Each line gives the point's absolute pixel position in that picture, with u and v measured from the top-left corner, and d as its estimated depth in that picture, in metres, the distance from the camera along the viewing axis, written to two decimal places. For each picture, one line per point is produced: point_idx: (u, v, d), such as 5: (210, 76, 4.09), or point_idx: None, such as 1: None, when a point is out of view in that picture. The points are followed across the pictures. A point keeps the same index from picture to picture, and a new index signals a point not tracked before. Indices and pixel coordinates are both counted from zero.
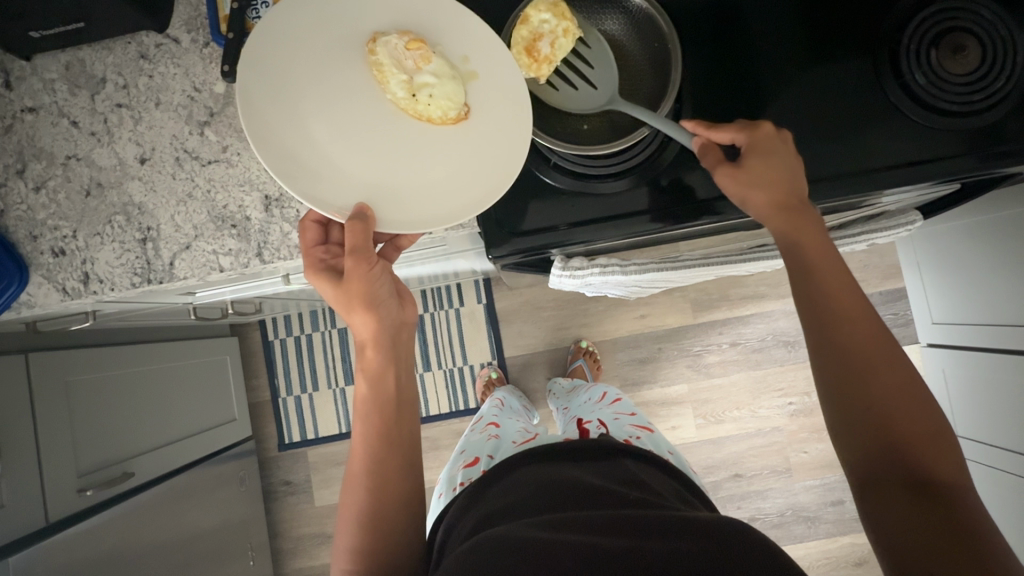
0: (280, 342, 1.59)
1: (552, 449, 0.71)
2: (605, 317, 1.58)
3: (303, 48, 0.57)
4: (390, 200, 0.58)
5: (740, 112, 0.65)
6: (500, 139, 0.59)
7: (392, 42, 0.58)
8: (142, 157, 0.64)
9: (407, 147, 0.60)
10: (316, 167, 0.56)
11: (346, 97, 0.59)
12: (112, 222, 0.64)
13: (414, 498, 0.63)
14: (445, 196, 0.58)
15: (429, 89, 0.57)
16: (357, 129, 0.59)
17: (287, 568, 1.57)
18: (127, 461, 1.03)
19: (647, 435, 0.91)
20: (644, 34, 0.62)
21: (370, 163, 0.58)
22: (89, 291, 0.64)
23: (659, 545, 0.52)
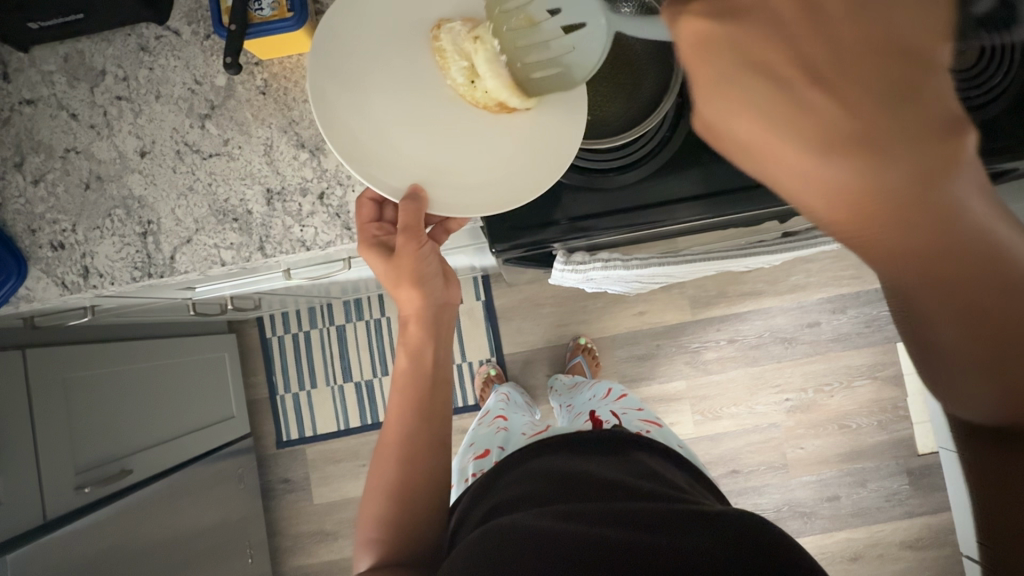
0: (278, 339, 1.58)
1: (564, 439, 0.71)
2: (603, 314, 1.59)
3: (367, 39, 0.57)
4: (447, 190, 0.58)
5: None
6: (545, 140, 0.58)
7: (456, 29, 0.57)
8: (142, 150, 0.63)
9: (462, 135, 0.59)
10: (384, 155, 0.57)
11: (412, 82, 0.59)
12: (112, 216, 0.63)
13: (437, 482, 0.64)
14: (489, 193, 0.58)
15: (486, 79, 0.56)
16: (417, 115, 0.59)
17: (286, 566, 1.56)
18: (126, 458, 1.03)
19: (656, 428, 0.91)
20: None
21: (429, 151, 0.58)
22: (88, 285, 0.64)
23: (668, 538, 0.52)
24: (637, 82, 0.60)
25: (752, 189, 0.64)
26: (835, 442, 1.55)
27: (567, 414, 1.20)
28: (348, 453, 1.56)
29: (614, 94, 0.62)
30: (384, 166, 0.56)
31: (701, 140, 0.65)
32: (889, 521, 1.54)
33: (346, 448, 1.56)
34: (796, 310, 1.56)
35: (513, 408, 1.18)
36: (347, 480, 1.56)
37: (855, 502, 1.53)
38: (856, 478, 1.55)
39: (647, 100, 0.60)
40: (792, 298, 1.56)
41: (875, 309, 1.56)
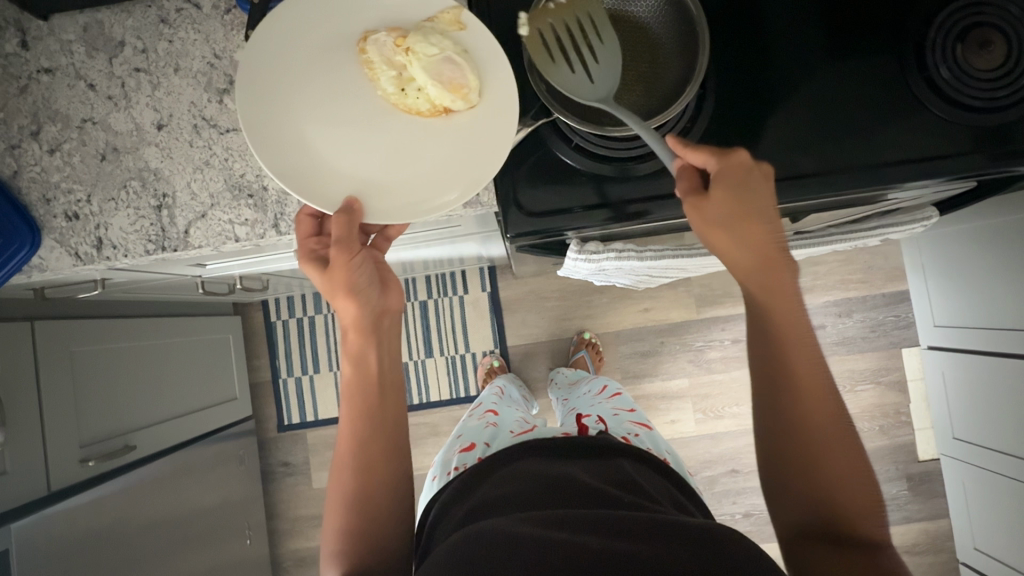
0: (282, 323, 1.58)
1: (544, 445, 0.72)
2: (609, 309, 1.58)
3: (298, 56, 0.56)
4: (377, 196, 0.57)
5: (764, 99, 0.65)
6: (479, 138, 0.57)
7: (381, 40, 0.56)
8: (159, 123, 0.63)
9: (396, 142, 0.58)
10: (314, 173, 0.56)
11: (335, 93, 0.58)
12: (127, 187, 0.63)
13: (402, 491, 0.64)
14: (427, 196, 0.57)
15: (419, 83, 0.56)
16: (345, 127, 0.57)
17: (284, 550, 1.57)
18: (130, 434, 1.03)
19: (645, 432, 0.91)
20: (671, 16, 0.60)
21: (356, 161, 0.57)
22: (101, 257, 0.63)
23: (650, 547, 0.52)
24: (658, 75, 0.61)
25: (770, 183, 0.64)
26: None
27: (565, 409, 1.21)
28: None
29: (634, 86, 0.61)
30: (306, 178, 0.55)
31: (723, 130, 0.65)
32: None
33: None
34: None
35: (506, 402, 1.19)
36: None
37: None
38: None
39: (667, 94, 0.60)
40: None
41: (881, 314, 1.57)
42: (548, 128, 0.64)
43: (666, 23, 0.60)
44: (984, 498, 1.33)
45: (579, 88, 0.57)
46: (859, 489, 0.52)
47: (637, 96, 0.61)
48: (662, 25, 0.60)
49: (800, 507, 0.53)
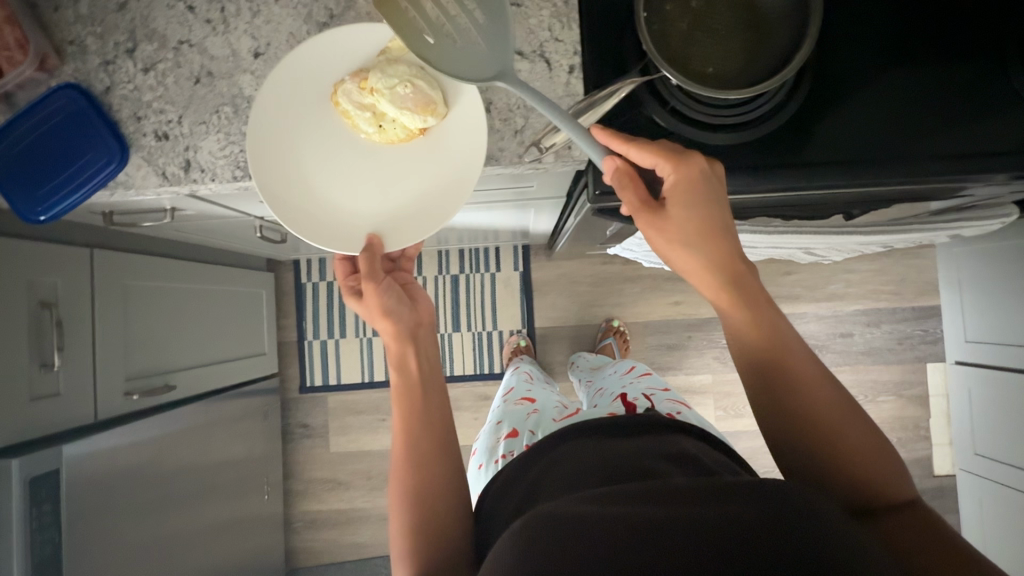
0: (312, 285, 1.58)
1: (587, 427, 0.71)
2: (639, 299, 1.58)
3: (295, 104, 0.61)
4: (394, 230, 0.64)
5: (861, 81, 0.65)
6: (464, 145, 0.62)
7: (349, 87, 0.60)
8: (256, 51, 0.63)
9: (389, 173, 0.64)
10: (333, 219, 0.63)
11: (329, 142, 0.63)
12: (220, 112, 0.63)
13: (452, 475, 0.64)
14: (438, 209, 0.63)
15: (391, 115, 0.60)
16: (344, 168, 0.64)
17: (297, 510, 1.58)
18: (169, 374, 1.03)
19: (687, 410, 0.93)
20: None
21: (366, 198, 0.64)
22: (188, 179, 0.63)
23: (704, 509, 0.45)
24: (761, 45, 0.61)
25: (851, 163, 0.63)
26: None
27: (590, 391, 1.22)
28: (369, 405, 1.57)
29: (734, 55, 0.61)
30: (331, 224, 0.63)
31: (817, 108, 0.65)
32: None
33: (368, 400, 1.57)
34: (831, 319, 1.58)
35: (538, 388, 1.19)
36: (366, 432, 1.57)
37: None
38: None
39: (768, 65, 0.60)
40: (828, 306, 1.57)
41: (909, 327, 1.57)
42: (645, 90, 0.64)
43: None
44: (1001, 514, 1.33)
45: (472, 61, 0.53)
46: (876, 461, 0.52)
47: (739, 64, 0.61)
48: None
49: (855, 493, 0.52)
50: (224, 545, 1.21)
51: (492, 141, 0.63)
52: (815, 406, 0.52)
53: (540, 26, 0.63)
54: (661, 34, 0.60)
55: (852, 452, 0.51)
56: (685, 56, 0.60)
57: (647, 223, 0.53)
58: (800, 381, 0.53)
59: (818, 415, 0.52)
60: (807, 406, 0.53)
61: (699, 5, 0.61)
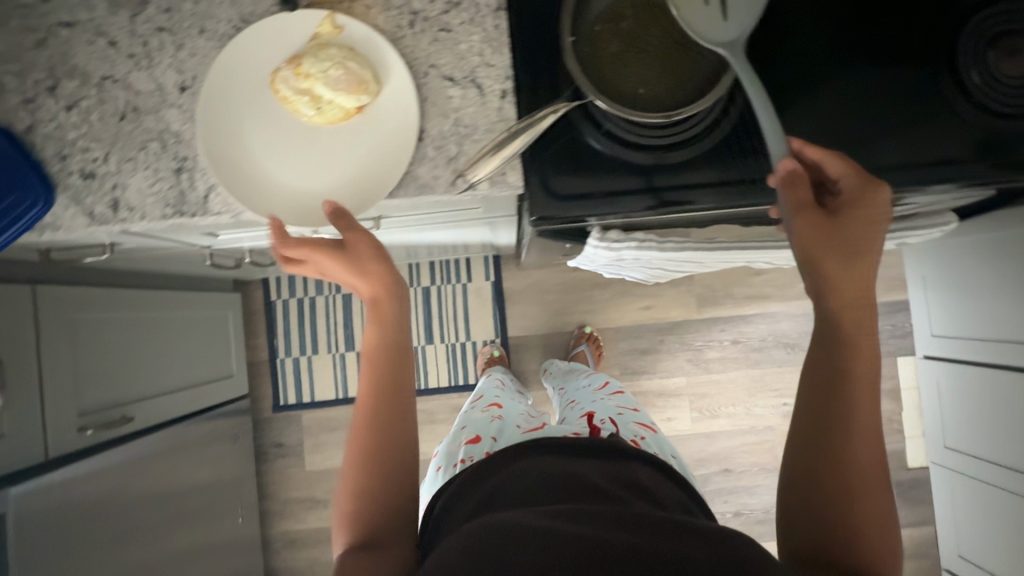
0: (282, 303, 1.57)
1: (555, 444, 0.71)
2: (611, 304, 1.59)
3: (237, 97, 0.60)
4: (349, 198, 0.60)
5: (796, 95, 0.65)
6: (397, 120, 0.61)
7: (285, 72, 0.59)
8: (182, 85, 0.62)
9: (329, 150, 0.61)
10: (278, 198, 0.60)
11: (272, 125, 0.61)
12: (147, 148, 0.62)
13: (401, 460, 0.61)
14: (380, 176, 0.60)
15: (328, 95, 0.58)
16: (288, 150, 0.61)
17: (275, 530, 1.56)
18: (128, 405, 1.01)
19: (651, 436, 0.92)
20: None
21: (310, 172, 0.60)
22: (117, 218, 0.62)
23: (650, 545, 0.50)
24: (694, 63, 0.60)
25: None
26: None
27: (562, 400, 1.21)
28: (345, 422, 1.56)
29: (669, 73, 0.60)
30: (278, 203, 0.60)
31: (757, 123, 0.64)
32: None
33: (343, 416, 1.56)
34: (801, 317, 1.59)
35: (508, 394, 1.19)
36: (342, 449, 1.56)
37: None
38: None
39: (702, 83, 0.60)
40: (798, 304, 1.58)
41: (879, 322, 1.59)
42: (578, 112, 0.64)
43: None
44: (971, 505, 1.35)
45: (717, 25, 0.56)
46: (880, 539, 0.52)
47: (672, 84, 0.60)
48: None
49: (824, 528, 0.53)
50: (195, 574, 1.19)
51: (427, 167, 0.62)
52: (864, 435, 0.54)
53: (471, 51, 0.62)
54: (591, 57, 0.60)
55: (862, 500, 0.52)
56: (621, 76, 0.60)
57: (813, 216, 0.56)
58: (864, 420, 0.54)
59: (859, 469, 0.53)
60: (861, 450, 0.54)
61: (629, 25, 0.61)
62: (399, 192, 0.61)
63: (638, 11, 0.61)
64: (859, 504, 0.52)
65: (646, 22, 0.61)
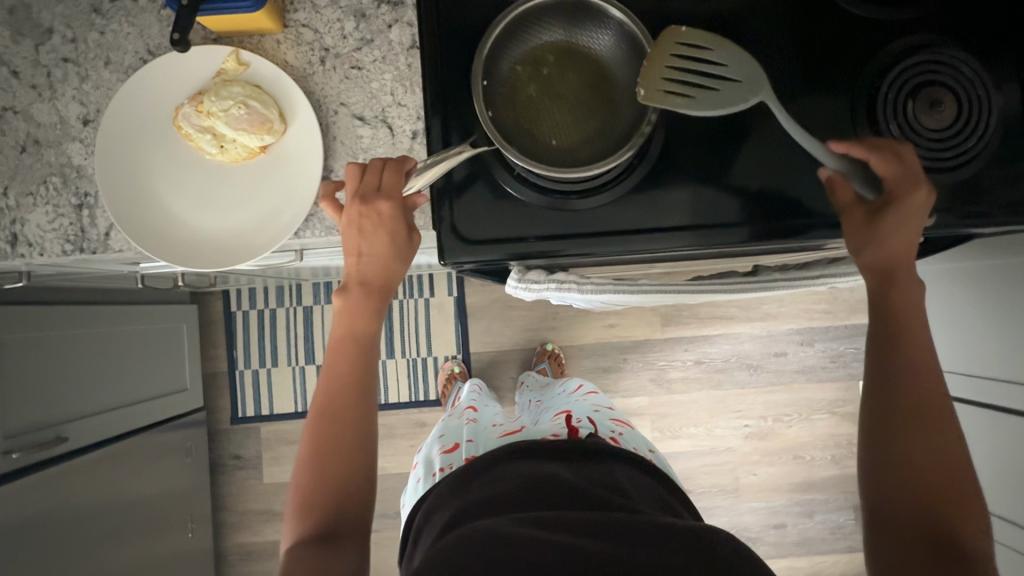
0: (242, 314, 1.55)
1: (531, 446, 0.69)
2: (575, 322, 1.58)
3: (139, 135, 0.59)
4: (250, 239, 0.59)
5: (727, 137, 0.63)
6: (303, 160, 0.60)
7: (189, 112, 0.58)
8: (85, 118, 0.60)
9: (234, 190, 0.60)
10: (179, 239, 0.59)
11: (176, 163, 0.60)
12: (47, 183, 0.60)
13: (361, 454, 0.60)
14: (284, 217, 0.59)
15: (230, 136, 0.57)
16: (191, 189, 0.60)
17: (231, 543, 1.55)
18: (62, 425, 1.00)
19: (627, 432, 0.87)
20: (633, 57, 0.58)
21: (213, 212, 0.59)
22: (16, 254, 0.60)
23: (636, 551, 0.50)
24: (611, 115, 0.59)
25: (707, 227, 0.62)
26: (787, 471, 1.58)
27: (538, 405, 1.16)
28: None
29: (583, 122, 0.59)
30: (180, 244, 0.58)
31: (675, 168, 0.63)
32: (831, 552, 1.58)
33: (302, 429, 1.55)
34: (765, 338, 1.59)
35: (484, 401, 1.16)
36: None
37: (800, 532, 1.57)
38: (804, 509, 1.58)
39: (619, 136, 0.58)
40: (762, 325, 1.58)
41: (842, 345, 1.58)
42: (492, 156, 0.61)
43: (625, 65, 0.59)
44: None
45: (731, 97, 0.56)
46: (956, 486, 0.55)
47: (588, 134, 0.59)
48: (620, 67, 0.59)
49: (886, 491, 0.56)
50: None
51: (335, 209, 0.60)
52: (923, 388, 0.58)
53: (382, 90, 0.61)
54: (506, 102, 0.58)
55: (924, 450, 0.56)
56: (534, 123, 0.58)
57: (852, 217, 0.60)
58: (920, 376, 0.58)
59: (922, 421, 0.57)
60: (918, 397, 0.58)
61: (547, 73, 0.59)
62: (306, 232, 0.61)
63: (559, 58, 0.59)
64: (919, 452, 0.56)
65: (564, 69, 0.59)
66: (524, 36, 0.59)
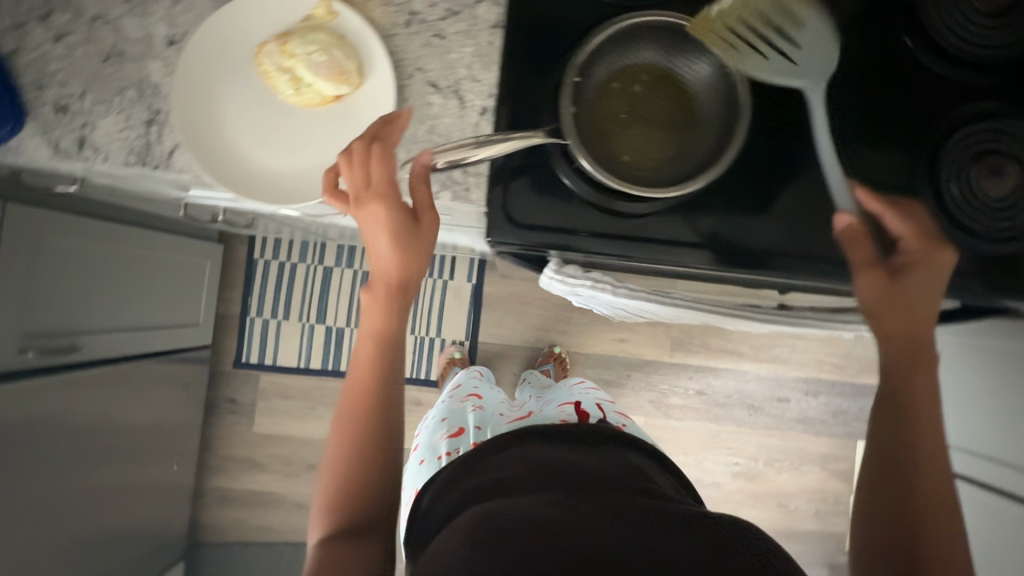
0: (264, 263, 1.57)
1: (535, 432, 0.70)
2: (586, 330, 1.58)
3: (220, 62, 0.60)
4: (310, 183, 0.60)
5: (778, 169, 0.64)
6: (373, 117, 0.61)
7: (272, 50, 0.59)
8: (171, 39, 0.62)
9: (301, 135, 0.61)
10: (241, 169, 0.60)
11: (250, 97, 0.61)
12: (123, 94, 0.62)
13: (386, 448, 0.61)
14: (345, 169, 0.60)
15: (307, 79, 0.58)
16: (261, 125, 0.61)
17: (210, 484, 1.57)
18: (79, 335, 1.01)
19: (633, 426, 0.89)
20: (723, 93, 0.59)
21: (277, 151, 0.61)
22: (80, 156, 0.62)
23: (650, 531, 0.50)
24: (687, 146, 0.59)
25: (746, 254, 0.63)
26: (769, 517, 1.57)
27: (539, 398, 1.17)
28: (300, 391, 1.57)
29: (659, 147, 0.59)
30: (242, 175, 0.60)
31: (726, 189, 0.63)
32: None
33: (300, 385, 1.57)
34: (771, 381, 1.58)
35: (485, 386, 1.18)
36: (292, 417, 1.57)
37: None
38: None
39: (691, 167, 0.59)
40: (770, 368, 1.58)
41: (846, 402, 1.57)
42: (554, 146, 0.62)
43: (714, 102, 0.59)
44: None
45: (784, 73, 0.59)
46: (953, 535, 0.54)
47: (659, 149, 0.59)
48: (706, 98, 0.59)
49: (879, 531, 0.56)
50: (117, 512, 1.19)
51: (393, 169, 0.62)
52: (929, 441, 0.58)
53: (460, 61, 0.62)
54: (591, 110, 0.58)
55: (920, 497, 0.56)
56: (608, 135, 0.59)
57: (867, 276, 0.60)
58: (923, 428, 0.59)
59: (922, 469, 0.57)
60: (923, 448, 0.58)
61: (638, 90, 0.59)
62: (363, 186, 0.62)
63: (652, 80, 0.60)
64: (917, 497, 0.56)
65: (652, 91, 0.60)
66: (625, 49, 0.59)
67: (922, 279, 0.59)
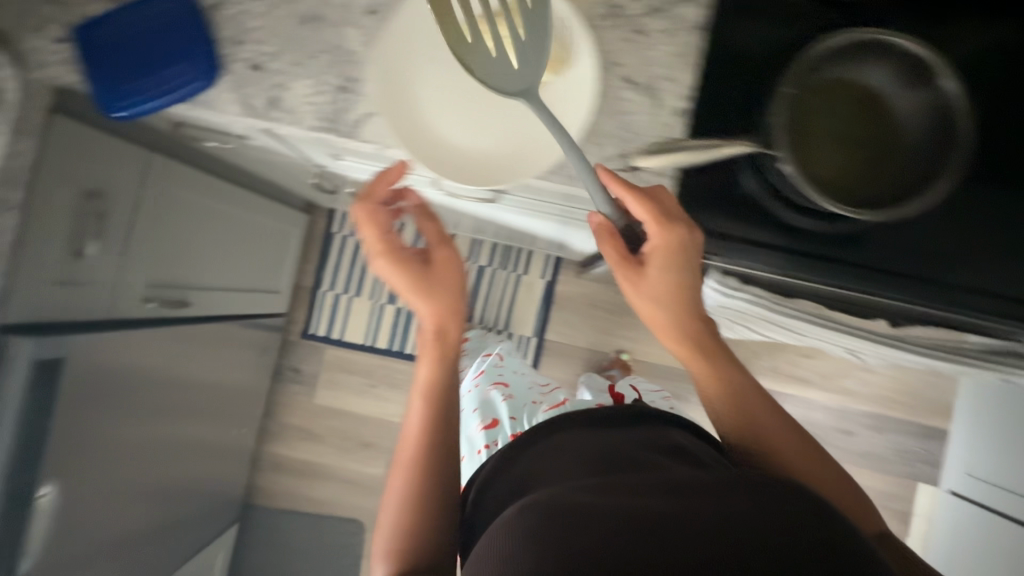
0: (341, 238, 1.58)
1: (598, 411, 0.71)
2: (654, 340, 1.57)
3: (421, 36, 0.60)
4: (497, 166, 0.60)
5: (977, 207, 0.60)
6: (568, 105, 0.60)
7: None
8: (370, 8, 0.62)
9: (492, 116, 0.61)
10: (431, 144, 0.60)
11: (446, 73, 0.61)
12: (317, 58, 0.61)
13: (443, 465, 0.65)
14: (534, 155, 0.60)
15: None
16: (453, 103, 0.61)
17: (266, 449, 1.58)
18: (188, 290, 1.02)
19: None
20: (947, 126, 0.54)
21: (468, 130, 0.61)
22: (269, 116, 0.62)
23: (691, 505, 0.48)
24: (888, 173, 0.55)
25: (928, 283, 0.60)
26: None
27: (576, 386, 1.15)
28: (364, 369, 1.57)
29: (856, 171, 0.55)
30: (432, 151, 0.60)
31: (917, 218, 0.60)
32: None
33: (364, 363, 1.57)
34: (836, 412, 1.56)
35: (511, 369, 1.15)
36: (353, 394, 1.57)
37: None
38: None
39: (890, 193, 0.54)
40: (837, 399, 1.55)
41: (911, 442, 1.55)
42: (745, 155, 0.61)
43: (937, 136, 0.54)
44: None
45: None
46: None
47: (856, 170, 0.55)
48: (921, 128, 0.55)
49: None
50: (193, 467, 1.21)
51: (579, 162, 0.60)
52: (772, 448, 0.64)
53: (659, 59, 0.61)
54: (798, 117, 0.55)
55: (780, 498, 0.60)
56: (808, 151, 0.55)
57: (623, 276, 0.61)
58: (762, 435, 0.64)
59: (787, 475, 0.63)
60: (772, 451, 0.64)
61: (848, 107, 0.56)
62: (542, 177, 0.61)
63: (864, 102, 0.57)
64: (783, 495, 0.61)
65: (846, 114, 0.57)
66: (853, 63, 0.56)
67: (663, 266, 0.59)
